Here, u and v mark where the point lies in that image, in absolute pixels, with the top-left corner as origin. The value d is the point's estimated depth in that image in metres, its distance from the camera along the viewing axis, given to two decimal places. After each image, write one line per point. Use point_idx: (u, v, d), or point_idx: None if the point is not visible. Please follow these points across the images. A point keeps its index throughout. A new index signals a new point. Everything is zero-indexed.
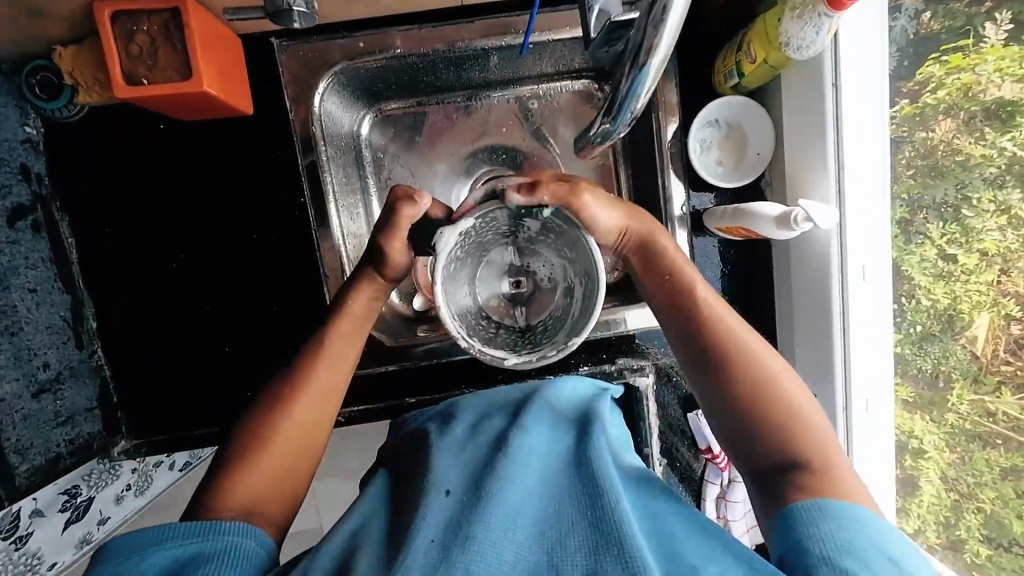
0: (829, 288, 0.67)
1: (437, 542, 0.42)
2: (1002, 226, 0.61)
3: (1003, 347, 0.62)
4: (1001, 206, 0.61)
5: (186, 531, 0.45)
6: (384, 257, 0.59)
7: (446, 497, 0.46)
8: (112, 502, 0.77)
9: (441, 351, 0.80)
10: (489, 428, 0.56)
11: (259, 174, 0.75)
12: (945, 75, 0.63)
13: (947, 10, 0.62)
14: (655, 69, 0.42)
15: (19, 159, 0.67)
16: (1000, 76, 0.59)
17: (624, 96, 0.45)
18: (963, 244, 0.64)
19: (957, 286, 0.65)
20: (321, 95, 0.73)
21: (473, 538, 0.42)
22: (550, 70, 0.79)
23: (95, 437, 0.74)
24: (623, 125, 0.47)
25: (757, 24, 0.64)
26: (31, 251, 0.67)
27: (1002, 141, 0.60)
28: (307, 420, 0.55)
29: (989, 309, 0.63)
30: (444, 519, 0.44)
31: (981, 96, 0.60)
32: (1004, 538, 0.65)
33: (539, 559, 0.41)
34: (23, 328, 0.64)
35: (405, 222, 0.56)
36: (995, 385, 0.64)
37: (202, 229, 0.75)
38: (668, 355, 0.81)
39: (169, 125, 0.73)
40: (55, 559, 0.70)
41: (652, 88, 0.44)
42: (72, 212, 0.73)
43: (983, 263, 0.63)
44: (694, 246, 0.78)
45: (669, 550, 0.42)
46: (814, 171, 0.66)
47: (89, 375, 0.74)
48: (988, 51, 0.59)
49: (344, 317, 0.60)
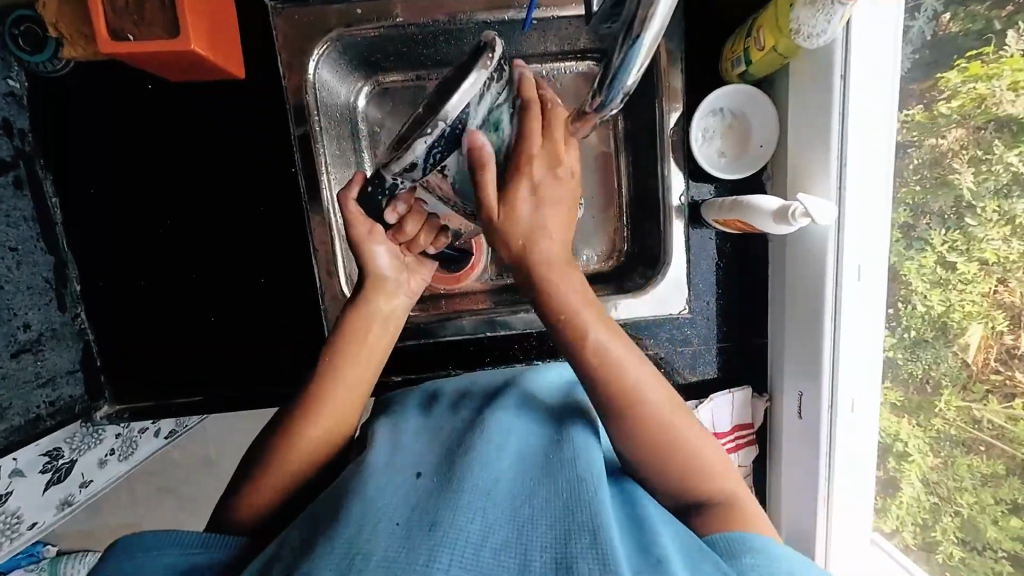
0: (823, 287, 0.66)
1: (402, 525, 0.39)
2: (1006, 236, 0.58)
3: (994, 356, 0.60)
4: (1004, 216, 0.58)
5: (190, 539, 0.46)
6: (380, 283, 0.62)
7: (416, 480, 0.45)
8: (94, 466, 0.80)
9: (428, 331, 0.79)
10: (456, 415, 0.55)
11: (250, 142, 0.73)
12: (961, 83, 0.60)
13: (969, 13, 0.59)
14: (648, 43, 0.45)
15: (1, 113, 0.64)
16: (1015, 91, 0.55)
17: (617, 69, 0.47)
18: (964, 252, 0.61)
19: (952, 293, 0.62)
20: (316, 63, 0.70)
21: (443, 519, 0.39)
22: (555, 49, 0.77)
23: (77, 401, 0.73)
24: (615, 101, 0.49)
25: (769, 10, 0.62)
26: (12, 210, 0.65)
27: (1010, 156, 0.57)
28: None
29: (980, 320, 0.60)
30: (408, 497, 0.42)
31: (993, 110, 0.57)
32: (979, 542, 0.63)
33: (507, 537, 0.39)
34: (3, 286, 0.62)
35: (358, 213, 0.59)
36: (983, 394, 0.61)
37: (191, 196, 0.74)
38: (658, 346, 0.80)
39: (158, 85, 0.71)
40: (34, 519, 0.74)
41: (645, 62, 0.46)
42: (57, 171, 0.71)
43: (981, 272, 0.60)
44: (691, 237, 0.77)
45: (648, 550, 0.40)
46: (817, 172, 0.64)
47: (72, 338, 0.73)
48: (1007, 61, 0.56)
49: (359, 362, 0.59)
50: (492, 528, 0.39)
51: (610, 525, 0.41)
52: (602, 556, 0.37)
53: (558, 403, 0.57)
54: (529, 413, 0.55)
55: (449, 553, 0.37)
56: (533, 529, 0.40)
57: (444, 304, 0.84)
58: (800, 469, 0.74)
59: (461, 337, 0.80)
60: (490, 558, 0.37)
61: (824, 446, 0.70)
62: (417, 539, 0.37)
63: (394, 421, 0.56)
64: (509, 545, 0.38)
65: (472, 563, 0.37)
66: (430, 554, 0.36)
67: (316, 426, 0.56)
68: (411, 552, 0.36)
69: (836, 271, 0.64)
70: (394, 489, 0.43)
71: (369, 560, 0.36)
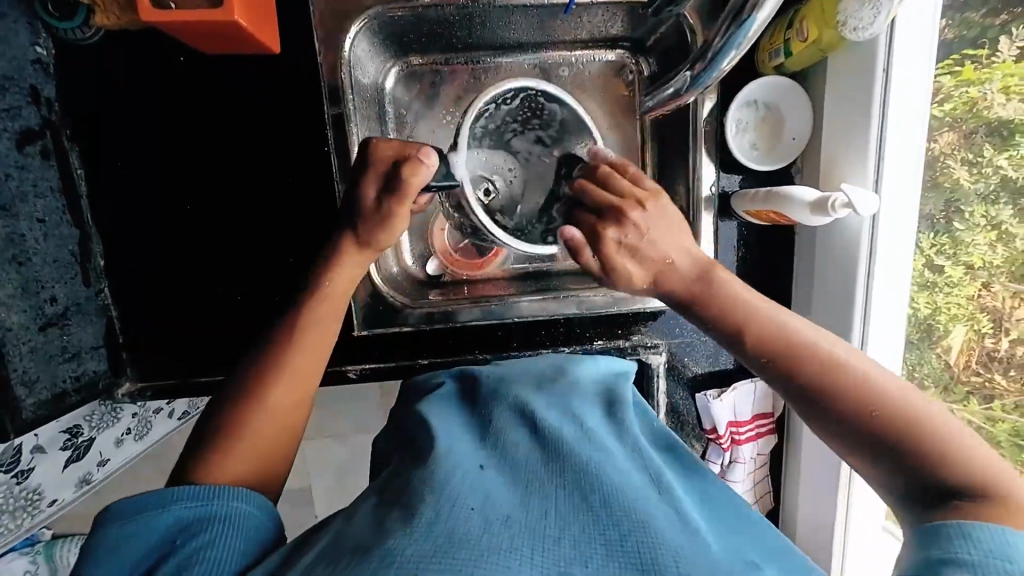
0: (855, 279, 0.68)
1: (477, 509, 0.40)
2: (992, 241, 0.66)
3: (976, 359, 0.69)
4: (991, 222, 0.65)
5: (190, 495, 0.44)
6: (383, 233, 0.59)
7: (482, 468, 0.45)
8: (111, 445, 0.78)
9: (439, 315, 0.80)
10: (505, 399, 0.55)
11: (279, 120, 0.72)
12: (955, 86, 0.64)
13: (965, 20, 0.63)
14: (758, 23, 0.48)
15: (28, 80, 0.62)
16: (1005, 94, 0.62)
17: (718, 50, 0.51)
18: (951, 256, 0.68)
19: (939, 296, 0.69)
20: (352, 40, 0.70)
21: (515, 515, 0.40)
22: (585, 36, 0.77)
23: (101, 377, 0.72)
24: (709, 79, 0.54)
25: (814, 0, 0.62)
26: (40, 179, 0.63)
27: (999, 159, 0.64)
28: (303, 367, 0.55)
29: (966, 322, 0.69)
30: (477, 486, 0.43)
31: (986, 113, 0.63)
32: None
33: (583, 524, 0.40)
34: (30, 258, 0.61)
35: (411, 185, 0.56)
36: (964, 395, 0.70)
37: (223, 176, 0.73)
38: (678, 336, 0.82)
39: (192, 58, 0.69)
40: (55, 496, 0.72)
41: (749, 41, 0.50)
42: (81, 143, 0.69)
43: (967, 276, 0.68)
44: (719, 229, 0.76)
45: (721, 536, 0.41)
46: (851, 166, 0.66)
47: (96, 313, 0.71)
48: (999, 67, 0.62)
49: (325, 304, 0.58)
50: (566, 520, 0.40)
51: (680, 517, 0.41)
52: (676, 541, 0.38)
53: (604, 394, 0.58)
54: (580, 402, 0.55)
55: (530, 544, 0.38)
56: (607, 513, 0.40)
57: (467, 289, 0.83)
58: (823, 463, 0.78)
59: (487, 322, 0.81)
60: (569, 545, 0.38)
61: None
62: (495, 530, 0.38)
63: (442, 407, 0.57)
64: (586, 534, 0.39)
65: (553, 547, 0.38)
66: (511, 543, 0.38)
67: (290, 360, 0.55)
68: (493, 539, 0.38)
69: (868, 276, 0.67)
70: (458, 472, 0.44)
71: (451, 541, 0.37)
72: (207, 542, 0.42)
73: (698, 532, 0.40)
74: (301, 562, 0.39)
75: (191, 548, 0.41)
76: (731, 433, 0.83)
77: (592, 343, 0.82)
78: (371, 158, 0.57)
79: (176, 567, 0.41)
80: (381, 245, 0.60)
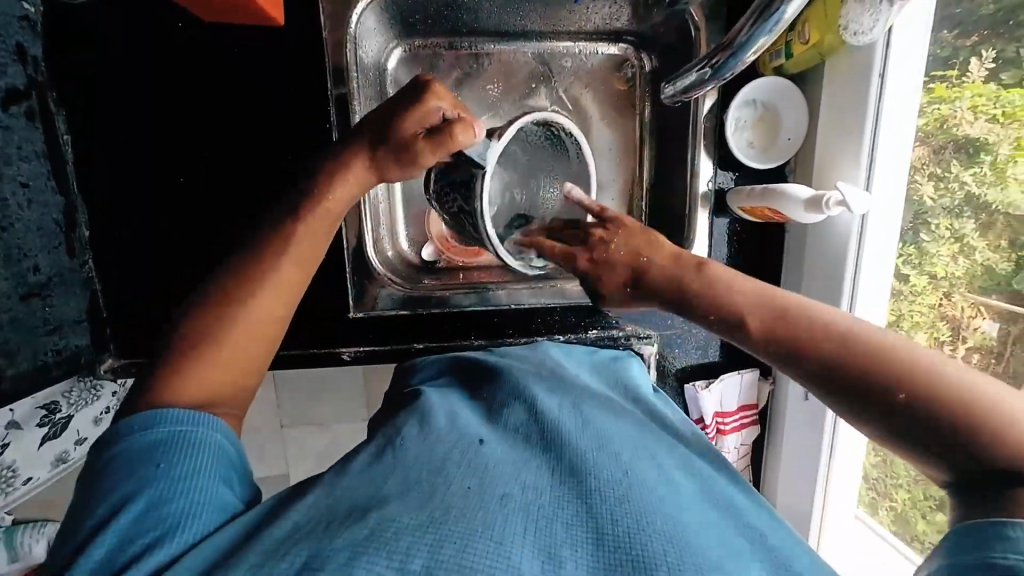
0: (842, 277, 0.71)
1: (472, 489, 0.39)
2: (954, 253, 0.68)
3: None
4: (954, 235, 0.68)
5: (171, 421, 0.40)
6: (392, 169, 0.57)
7: (480, 446, 0.45)
8: (90, 424, 0.71)
9: (436, 300, 0.79)
10: (505, 390, 0.55)
11: (280, 95, 0.70)
12: (928, 103, 0.67)
13: (937, 39, 0.65)
14: (782, 18, 0.48)
15: (14, 38, 0.58)
16: (974, 112, 0.64)
17: (743, 42, 0.51)
18: (916, 266, 0.71)
19: (903, 304, 0.72)
20: (360, 14, 0.69)
21: (512, 494, 0.39)
22: (590, 28, 0.77)
23: (83, 351, 0.70)
24: (731, 69, 0.55)
25: (816, 4, 0.64)
26: (25, 142, 0.60)
27: (964, 175, 0.66)
28: (261, 317, 0.47)
29: (927, 329, 0.70)
30: (476, 462, 0.43)
31: (955, 130, 0.65)
32: (907, 534, 0.76)
33: (576, 511, 0.39)
34: (14, 225, 0.58)
35: (458, 138, 0.54)
36: None
37: (216, 148, 0.71)
38: (669, 327, 0.84)
39: (189, 24, 0.67)
40: (30, 474, 0.65)
41: (772, 37, 0.50)
42: (70, 106, 0.66)
43: (930, 285, 0.70)
44: (714, 225, 0.79)
45: (717, 528, 0.40)
46: (845, 168, 0.69)
47: (79, 285, 0.69)
48: (968, 86, 0.64)
49: (316, 214, 0.53)
50: (562, 505, 0.39)
51: (677, 508, 0.40)
52: (671, 534, 0.37)
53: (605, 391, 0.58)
54: (581, 394, 0.55)
55: (525, 524, 0.37)
56: (602, 497, 0.40)
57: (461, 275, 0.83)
58: (802, 453, 0.81)
59: (484, 308, 0.81)
60: (563, 531, 0.37)
61: (828, 424, 0.77)
62: (490, 506, 0.37)
63: (443, 391, 0.56)
64: (580, 518, 0.38)
65: (546, 529, 0.37)
66: (503, 520, 0.36)
67: (278, 266, 0.49)
68: (486, 513, 0.37)
69: (854, 274, 0.70)
70: (456, 452, 0.44)
71: (447, 514, 0.36)
72: (183, 469, 0.38)
73: (693, 525, 0.39)
74: (291, 511, 0.39)
75: (169, 480, 0.37)
76: (717, 423, 0.85)
77: (586, 333, 0.83)
78: (428, 105, 0.55)
79: (156, 497, 0.36)
80: (387, 178, 0.58)
